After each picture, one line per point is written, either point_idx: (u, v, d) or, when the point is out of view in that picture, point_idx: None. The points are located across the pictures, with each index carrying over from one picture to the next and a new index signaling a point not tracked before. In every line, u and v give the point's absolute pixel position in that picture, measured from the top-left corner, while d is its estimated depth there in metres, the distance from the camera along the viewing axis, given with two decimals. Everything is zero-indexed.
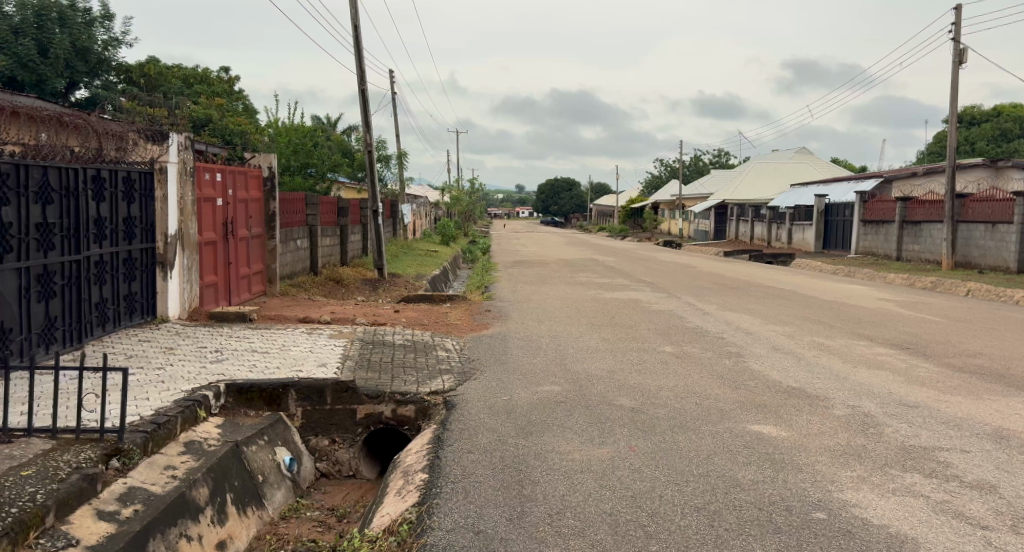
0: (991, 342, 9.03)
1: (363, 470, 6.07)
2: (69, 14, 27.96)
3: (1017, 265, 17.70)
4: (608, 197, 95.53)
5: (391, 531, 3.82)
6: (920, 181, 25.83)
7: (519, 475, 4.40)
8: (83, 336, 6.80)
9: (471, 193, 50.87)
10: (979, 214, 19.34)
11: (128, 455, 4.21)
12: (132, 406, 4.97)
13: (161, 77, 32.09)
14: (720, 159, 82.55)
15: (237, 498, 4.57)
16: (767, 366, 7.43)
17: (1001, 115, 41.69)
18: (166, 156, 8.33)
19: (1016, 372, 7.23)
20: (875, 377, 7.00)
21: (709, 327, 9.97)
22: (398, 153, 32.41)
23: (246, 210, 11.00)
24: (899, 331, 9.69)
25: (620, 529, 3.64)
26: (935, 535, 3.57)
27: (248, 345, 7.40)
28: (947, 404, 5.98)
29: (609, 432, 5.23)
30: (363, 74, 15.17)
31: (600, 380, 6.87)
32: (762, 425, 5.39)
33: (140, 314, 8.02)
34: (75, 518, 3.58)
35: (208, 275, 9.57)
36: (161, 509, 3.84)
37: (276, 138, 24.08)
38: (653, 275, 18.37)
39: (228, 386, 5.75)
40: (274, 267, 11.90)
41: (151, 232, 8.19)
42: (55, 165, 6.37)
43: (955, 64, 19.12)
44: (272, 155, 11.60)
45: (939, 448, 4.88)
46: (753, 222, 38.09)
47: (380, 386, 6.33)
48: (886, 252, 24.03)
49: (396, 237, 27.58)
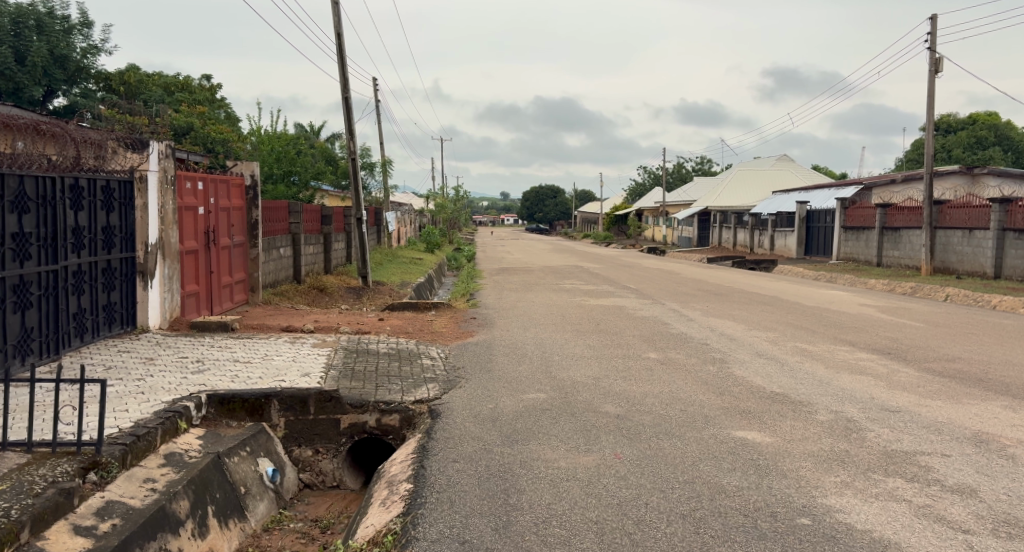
0: (970, 346, 9.12)
1: (346, 480, 6.01)
2: (47, 22, 27.71)
3: (993, 271, 17.98)
4: (592, 205, 95.95)
5: (375, 542, 3.79)
6: (899, 188, 26.16)
7: (505, 484, 4.39)
8: (60, 347, 6.71)
9: (456, 202, 50.90)
10: (956, 220, 19.61)
11: (105, 469, 4.15)
12: (111, 418, 4.91)
13: (141, 84, 31.84)
14: (702, 165, 83.35)
15: (218, 509, 4.51)
16: (750, 372, 7.47)
17: (976, 122, 42.46)
18: (146, 164, 8.24)
19: (995, 377, 7.33)
20: (858, 382, 7.06)
21: (693, 333, 10.01)
22: (382, 161, 32.29)
23: (227, 219, 10.89)
24: (879, 336, 9.80)
25: (606, 538, 3.62)
26: (917, 539, 3.60)
27: (230, 355, 7.33)
28: (928, 409, 6.05)
29: (594, 439, 5.23)
30: (346, 82, 15.09)
31: (586, 387, 6.86)
32: (746, 431, 5.40)
33: (120, 324, 7.92)
34: (50, 534, 3.53)
35: (190, 285, 9.48)
36: (140, 522, 3.78)
37: (258, 146, 23.93)
38: (638, 281, 18.51)
39: (209, 397, 5.68)
40: (257, 275, 11.80)
41: (131, 242, 8.11)
42: (32, 174, 6.29)
43: (932, 72, 19.37)
44: (253, 163, 11.51)
45: (921, 453, 4.92)
46: (736, 229, 38.34)
47: (364, 395, 6.27)
48: (868, 258, 24.29)
49: (380, 244, 27.49)
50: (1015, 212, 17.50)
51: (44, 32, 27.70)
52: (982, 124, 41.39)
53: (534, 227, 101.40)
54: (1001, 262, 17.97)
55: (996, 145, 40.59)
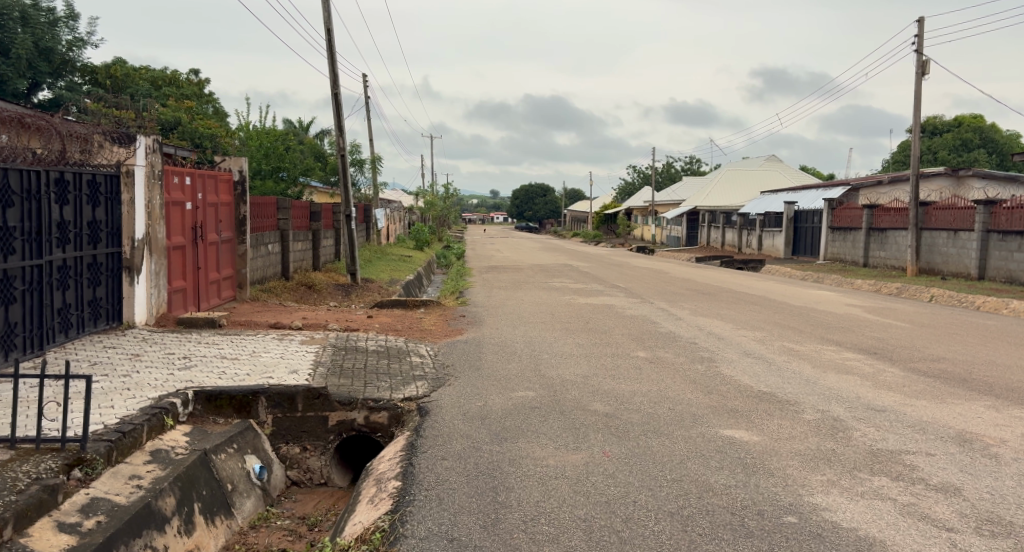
0: (955, 347, 9.17)
1: (334, 477, 6.02)
2: (32, 14, 27.37)
3: (978, 272, 18.11)
4: (581, 205, 96.33)
5: (363, 539, 3.76)
6: (885, 189, 26.30)
7: (494, 482, 4.37)
8: (44, 343, 6.64)
9: (444, 199, 50.87)
10: (941, 221, 19.77)
11: (91, 465, 4.12)
12: (96, 414, 4.87)
13: (127, 78, 31.47)
14: (693, 165, 83.77)
15: (205, 507, 4.48)
16: (738, 371, 7.52)
17: (962, 124, 42.88)
18: (133, 159, 8.17)
19: (978, 377, 7.40)
20: (843, 381, 7.12)
21: (681, 332, 10.07)
22: (371, 158, 32.31)
23: (216, 214, 10.83)
24: (866, 336, 9.85)
25: (595, 536, 3.63)
26: (902, 537, 3.62)
27: (217, 351, 7.27)
28: (912, 408, 6.10)
29: (584, 438, 5.23)
30: (335, 77, 15.04)
31: (574, 385, 6.88)
32: (733, 429, 5.44)
33: (105, 320, 7.85)
34: (33, 530, 3.50)
35: (177, 281, 9.42)
36: (125, 520, 3.74)
37: (247, 141, 24.00)
38: (628, 280, 18.70)
39: (196, 394, 5.65)
40: (245, 271, 11.74)
41: (117, 237, 8.04)
42: (16, 167, 6.20)
43: (919, 75, 19.51)
44: (242, 159, 11.47)
45: (906, 452, 4.96)
46: (724, 229, 38.50)
47: (353, 392, 6.25)
48: (854, 258, 24.45)
49: (370, 243, 27.48)
50: (999, 214, 17.65)
51: (28, 24, 27.39)
52: (967, 126, 41.78)
53: (523, 227, 101.40)
54: (985, 264, 18.11)
55: (981, 148, 40.99)
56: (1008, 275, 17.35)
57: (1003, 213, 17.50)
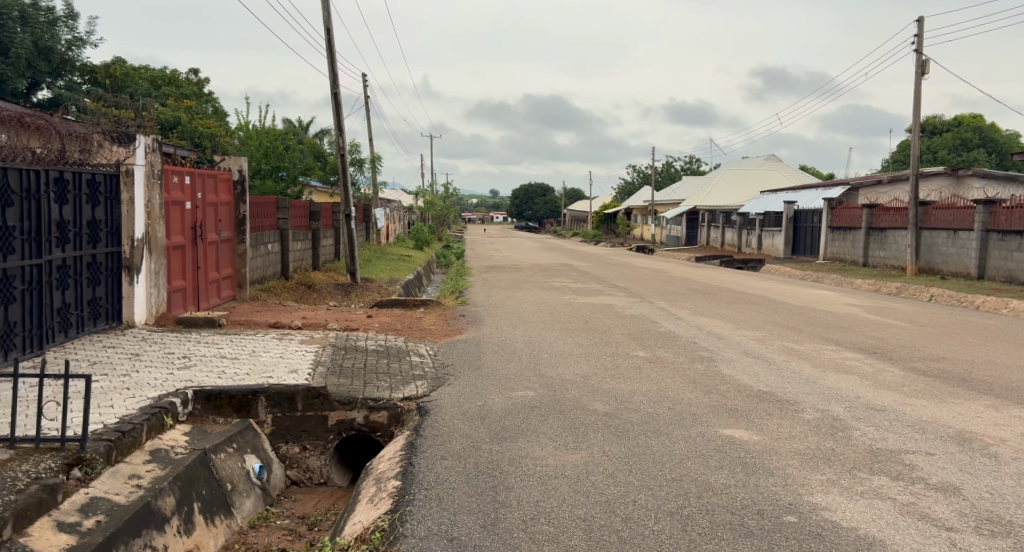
0: (954, 346, 9.17)
1: (334, 477, 6.02)
2: (32, 13, 27.35)
3: (978, 271, 18.10)
4: (581, 204, 96.33)
5: (363, 539, 3.76)
6: (885, 189, 26.29)
7: (493, 482, 4.37)
8: (43, 343, 6.64)
9: (444, 199, 50.85)
10: (941, 221, 19.77)
11: (90, 465, 4.12)
12: (96, 413, 4.86)
13: (127, 78, 31.47)
14: (692, 165, 83.83)
15: (204, 506, 4.48)
16: (737, 370, 7.52)
17: (962, 124, 42.86)
18: (132, 158, 8.17)
19: (977, 376, 7.39)
20: (843, 380, 7.12)
21: (681, 332, 10.06)
22: (370, 157, 32.29)
23: (215, 214, 10.83)
24: (866, 336, 9.85)
25: (594, 535, 3.63)
26: (902, 537, 3.62)
27: (216, 351, 7.26)
28: (912, 407, 6.10)
29: (583, 437, 5.23)
30: (335, 76, 15.03)
31: (574, 384, 6.88)
32: (732, 429, 5.44)
33: (104, 320, 7.85)
34: (33, 530, 3.50)
35: (177, 280, 9.42)
36: (124, 520, 3.74)
37: (247, 141, 23.99)
38: (628, 280, 18.70)
39: (196, 393, 5.65)
40: (245, 271, 11.74)
41: (117, 236, 8.04)
42: (16, 166, 6.20)
43: (918, 74, 19.51)
44: (241, 158, 11.48)
45: (905, 451, 4.96)
46: (724, 229, 38.50)
47: (353, 392, 6.25)
48: (854, 258, 24.45)
49: (369, 242, 27.49)
50: (998, 213, 17.65)
51: (28, 23, 27.37)
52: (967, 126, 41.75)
53: (523, 226, 101.37)
54: (985, 263, 18.11)
55: (980, 147, 40.98)
56: (1008, 274, 17.34)
57: (1003, 213, 17.50)
